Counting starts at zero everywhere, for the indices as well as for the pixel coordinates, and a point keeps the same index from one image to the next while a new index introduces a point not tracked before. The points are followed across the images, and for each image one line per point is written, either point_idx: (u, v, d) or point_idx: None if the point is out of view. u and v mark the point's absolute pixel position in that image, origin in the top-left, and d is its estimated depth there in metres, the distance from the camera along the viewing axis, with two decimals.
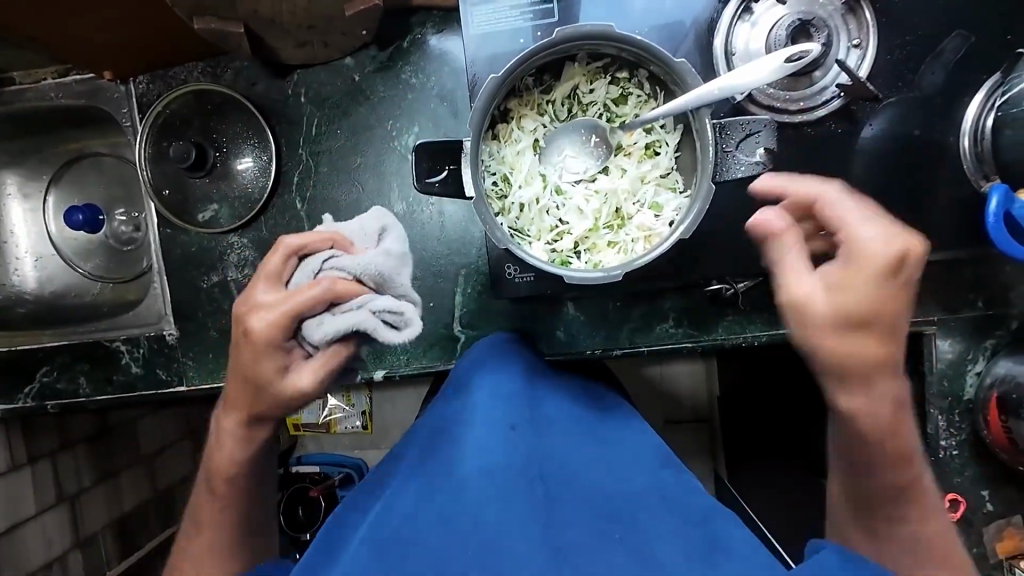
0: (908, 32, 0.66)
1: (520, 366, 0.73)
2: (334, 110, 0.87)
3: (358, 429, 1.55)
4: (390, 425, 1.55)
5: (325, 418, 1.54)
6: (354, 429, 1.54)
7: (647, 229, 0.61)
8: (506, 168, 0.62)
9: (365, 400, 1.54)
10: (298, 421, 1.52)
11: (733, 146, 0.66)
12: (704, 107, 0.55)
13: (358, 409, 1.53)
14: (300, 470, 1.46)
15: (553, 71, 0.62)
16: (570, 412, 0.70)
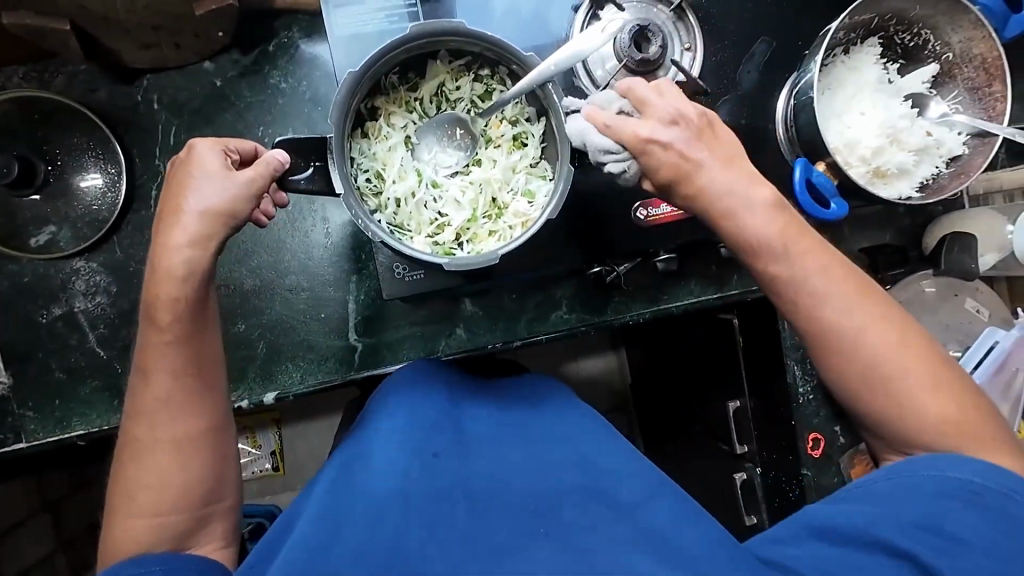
0: (726, 39, 0.78)
1: (449, 378, 0.74)
2: (194, 116, 0.80)
3: (268, 472, 1.42)
4: (302, 461, 1.43)
5: None
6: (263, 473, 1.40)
7: (522, 215, 0.64)
8: (378, 164, 0.62)
9: (273, 439, 1.41)
10: None
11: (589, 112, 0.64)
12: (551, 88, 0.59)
13: (266, 451, 1.40)
14: None
15: (417, 69, 0.64)
16: (501, 410, 0.71)
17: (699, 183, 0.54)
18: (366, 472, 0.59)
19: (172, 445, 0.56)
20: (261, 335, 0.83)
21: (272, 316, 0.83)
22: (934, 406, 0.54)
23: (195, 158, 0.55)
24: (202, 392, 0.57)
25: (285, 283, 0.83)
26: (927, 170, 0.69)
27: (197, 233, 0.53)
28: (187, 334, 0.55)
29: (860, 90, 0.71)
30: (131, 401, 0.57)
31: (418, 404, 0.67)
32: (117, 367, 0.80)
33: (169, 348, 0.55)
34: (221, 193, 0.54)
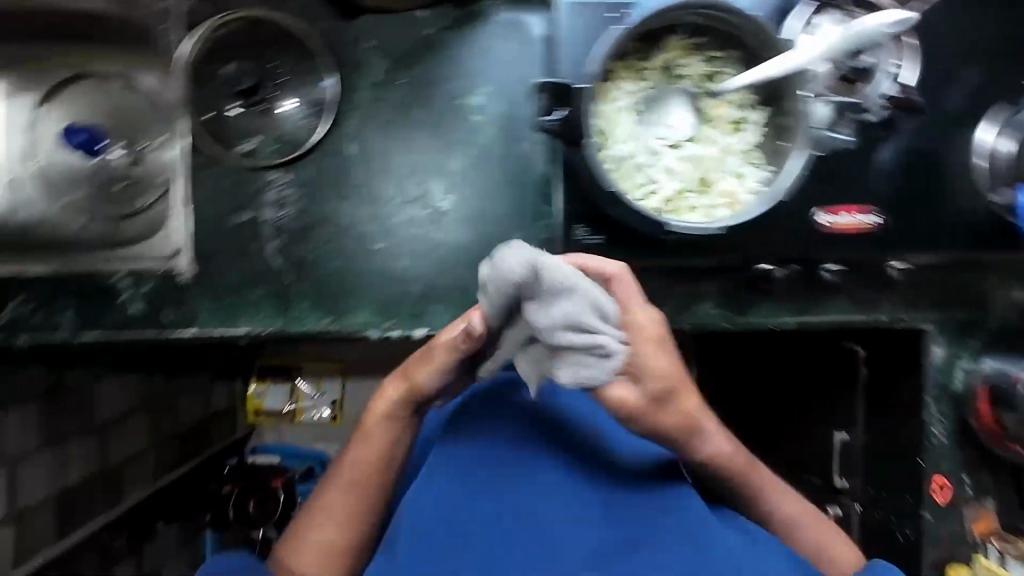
0: (936, 61, 0.77)
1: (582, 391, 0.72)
2: (400, 59, 0.85)
3: (326, 419, 1.63)
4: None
5: (289, 405, 1.64)
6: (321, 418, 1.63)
7: (730, 196, 0.66)
8: (604, 124, 0.65)
9: (334, 390, 1.63)
10: (259, 407, 1.65)
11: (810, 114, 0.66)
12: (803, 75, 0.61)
13: (326, 398, 1.62)
14: (256, 461, 1.64)
15: (654, 41, 0.66)
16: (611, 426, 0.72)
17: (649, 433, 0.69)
18: (482, 487, 0.64)
19: (347, 531, 0.69)
20: (420, 273, 0.87)
21: (433, 257, 0.87)
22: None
23: (409, 385, 0.70)
24: (366, 504, 0.70)
25: (452, 228, 0.87)
26: None
27: (399, 403, 0.71)
28: (361, 481, 0.71)
29: None
30: (310, 503, 0.72)
31: (517, 429, 0.68)
32: (287, 277, 0.86)
33: (342, 489, 0.70)
34: (597, 365, 0.61)
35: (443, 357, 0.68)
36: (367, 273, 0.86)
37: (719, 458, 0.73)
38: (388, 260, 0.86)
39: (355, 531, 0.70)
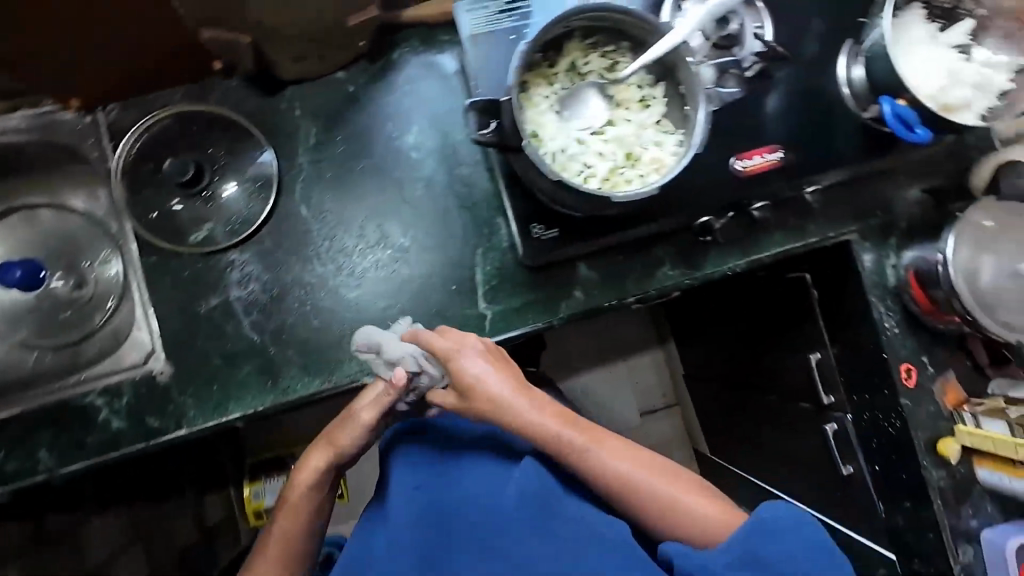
0: (787, 18, 0.91)
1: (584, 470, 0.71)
2: (331, 120, 0.90)
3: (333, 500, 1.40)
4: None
5: None
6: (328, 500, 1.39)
7: (655, 163, 0.74)
8: (532, 127, 0.72)
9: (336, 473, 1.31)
10: (259, 508, 1.30)
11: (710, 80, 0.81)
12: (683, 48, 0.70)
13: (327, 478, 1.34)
14: None
15: (554, 50, 0.75)
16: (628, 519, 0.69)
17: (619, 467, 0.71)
18: (446, 497, 0.73)
19: (298, 542, 0.78)
20: (400, 310, 0.89)
21: (409, 293, 0.90)
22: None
23: (374, 405, 0.78)
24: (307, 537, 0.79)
25: (418, 261, 0.90)
26: (987, 102, 0.81)
27: (350, 440, 0.78)
28: (317, 491, 0.79)
29: (916, 42, 0.83)
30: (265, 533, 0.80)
31: (476, 467, 0.76)
32: (270, 349, 0.86)
33: (309, 495, 0.78)
34: (546, 422, 0.72)
35: (363, 417, 0.78)
36: (349, 324, 0.88)
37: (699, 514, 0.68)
38: (365, 306, 0.88)
39: (301, 554, 0.79)
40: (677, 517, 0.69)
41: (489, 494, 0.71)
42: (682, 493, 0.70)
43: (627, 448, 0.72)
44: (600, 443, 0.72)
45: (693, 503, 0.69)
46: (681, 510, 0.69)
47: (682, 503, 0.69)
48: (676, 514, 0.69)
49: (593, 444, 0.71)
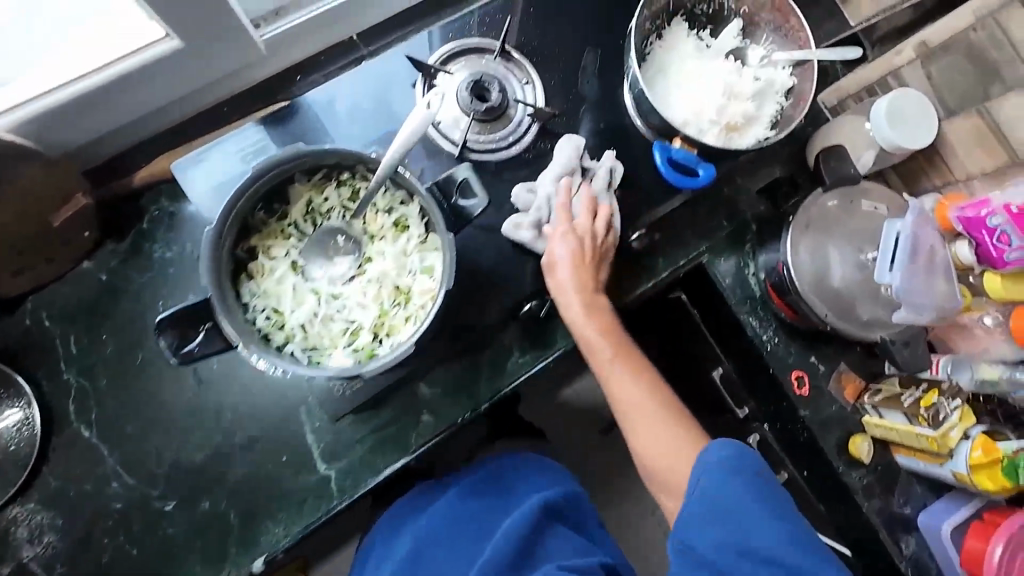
0: (556, 62, 0.83)
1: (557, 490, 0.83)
2: (88, 319, 0.78)
3: None
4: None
5: None
6: None
7: (428, 293, 0.65)
8: (272, 300, 0.62)
9: None
10: None
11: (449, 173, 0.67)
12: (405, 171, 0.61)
13: None
14: None
15: (280, 198, 0.65)
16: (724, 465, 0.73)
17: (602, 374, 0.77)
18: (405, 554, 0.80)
19: None
20: (230, 502, 0.79)
21: (235, 480, 0.79)
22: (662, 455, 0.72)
23: None
24: None
25: (236, 441, 0.80)
26: (772, 109, 0.75)
27: None
28: None
29: (687, 62, 0.76)
30: None
31: (462, 501, 0.84)
32: None
33: None
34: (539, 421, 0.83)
35: None
36: (173, 540, 0.77)
37: (559, 262, 0.75)
38: (188, 514, 0.77)
39: None
40: (635, 426, 0.75)
41: (462, 529, 0.81)
42: (626, 395, 0.76)
43: (602, 331, 0.75)
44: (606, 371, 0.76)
45: (636, 401, 0.75)
46: (631, 404, 0.75)
47: (630, 401, 0.75)
48: (624, 399, 0.76)
49: (616, 359, 0.76)
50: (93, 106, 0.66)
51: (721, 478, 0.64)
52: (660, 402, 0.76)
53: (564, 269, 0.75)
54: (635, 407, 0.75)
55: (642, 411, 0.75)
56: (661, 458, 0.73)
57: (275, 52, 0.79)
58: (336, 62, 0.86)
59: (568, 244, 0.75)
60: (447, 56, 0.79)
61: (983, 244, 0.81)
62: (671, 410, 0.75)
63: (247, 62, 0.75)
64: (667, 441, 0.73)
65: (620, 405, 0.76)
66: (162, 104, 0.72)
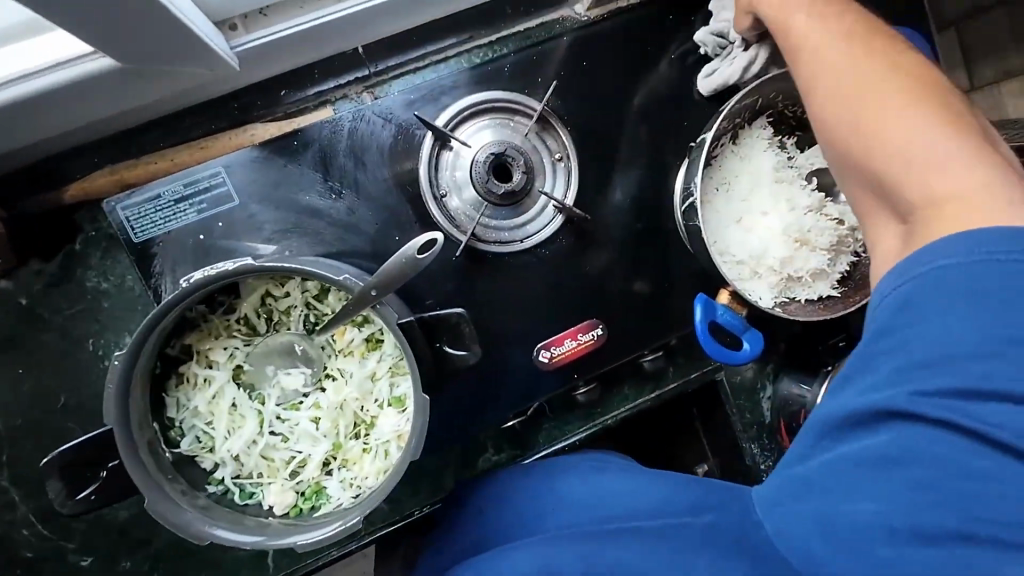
0: (598, 134, 0.67)
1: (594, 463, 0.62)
2: (5, 348, 0.67)
3: None
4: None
5: None
6: None
7: (394, 428, 0.54)
8: (205, 417, 0.51)
9: None
10: None
11: (468, 241, 0.64)
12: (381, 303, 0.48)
13: None
14: None
15: (229, 288, 0.53)
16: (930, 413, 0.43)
17: (843, 94, 0.52)
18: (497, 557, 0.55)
19: None
20: (155, 565, 0.72)
21: (162, 544, 0.72)
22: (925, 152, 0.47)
23: None
24: None
25: None
26: (845, 262, 0.61)
27: None
28: None
29: (756, 184, 0.61)
30: None
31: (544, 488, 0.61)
32: None
33: None
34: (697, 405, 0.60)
35: None
36: None
37: None
38: (105, 573, 0.71)
39: None
40: (909, 167, 0.48)
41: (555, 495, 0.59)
42: (891, 117, 0.49)
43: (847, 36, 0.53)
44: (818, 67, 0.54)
45: (862, 93, 0.51)
46: (861, 89, 0.51)
47: (861, 104, 0.51)
48: (884, 109, 0.50)
49: (836, 70, 0.53)
50: (6, 121, 0.52)
51: (968, 240, 0.43)
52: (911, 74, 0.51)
53: None
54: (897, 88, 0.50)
55: (891, 108, 0.50)
56: (918, 176, 0.48)
57: (252, 65, 0.63)
58: (333, 81, 0.70)
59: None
60: (469, 112, 0.64)
61: None
62: (932, 100, 0.49)
63: (214, 77, 0.61)
64: (903, 121, 0.49)
65: (829, 108, 0.53)
66: (107, 115, 0.60)
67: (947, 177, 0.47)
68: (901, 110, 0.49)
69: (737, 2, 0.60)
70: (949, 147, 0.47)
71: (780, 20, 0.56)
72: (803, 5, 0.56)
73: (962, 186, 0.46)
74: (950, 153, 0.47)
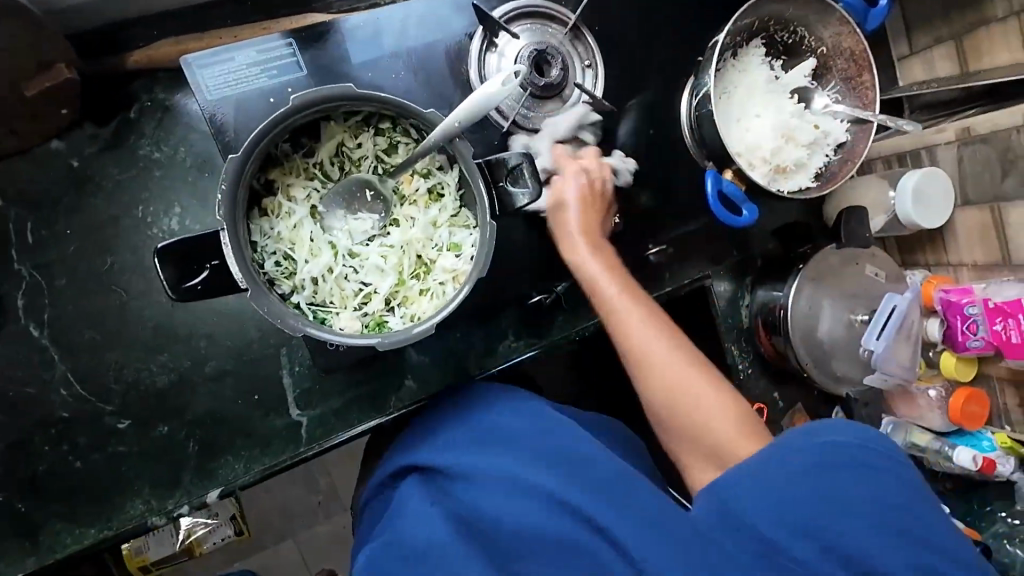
0: (622, 49, 0.78)
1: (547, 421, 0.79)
2: (53, 208, 0.69)
3: (230, 538, 1.36)
4: (273, 514, 1.42)
5: (182, 544, 1.30)
6: (225, 540, 1.35)
7: (451, 270, 0.62)
8: (285, 245, 0.57)
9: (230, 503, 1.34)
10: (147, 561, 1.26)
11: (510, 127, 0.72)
12: (456, 140, 0.55)
13: (224, 517, 1.33)
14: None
15: (310, 133, 0.58)
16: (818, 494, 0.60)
17: (638, 336, 0.72)
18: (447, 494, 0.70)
19: None
20: (190, 431, 0.75)
21: (197, 411, 0.75)
22: (718, 412, 0.70)
23: None
24: None
25: (205, 372, 0.75)
26: (819, 160, 0.75)
27: None
28: None
29: (753, 92, 0.74)
30: None
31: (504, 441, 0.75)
32: (21, 506, 0.70)
33: None
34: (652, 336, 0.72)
35: None
36: (122, 460, 0.73)
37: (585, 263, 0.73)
38: (141, 436, 0.73)
39: None
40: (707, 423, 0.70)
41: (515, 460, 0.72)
42: (690, 388, 0.71)
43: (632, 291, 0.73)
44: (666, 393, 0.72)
45: (651, 343, 0.72)
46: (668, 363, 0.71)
47: (651, 355, 0.72)
48: (663, 380, 0.71)
49: (659, 383, 0.72)
50: None
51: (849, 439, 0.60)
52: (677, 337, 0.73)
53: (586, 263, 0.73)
54: (680, 360, 0.72)
55: (672, 360, 0.72)
56: (717, 424, 0.69)
57: None
58: None
59: (581, 201, 0.73)
60: (512, 15, 0.73)
61: (953, 328, 0.90)
62: (682, 351, 0.73)
63: None
64: (692, 398, 0.71)
65: (643, 351, 0.72)
66: None
67: (726, 437, 0.69)
68: (696, 384, 0.71)
69: (569, 186, 0.72)
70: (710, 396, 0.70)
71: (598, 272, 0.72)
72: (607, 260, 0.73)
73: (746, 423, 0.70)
74: (735, 443, 0.69)
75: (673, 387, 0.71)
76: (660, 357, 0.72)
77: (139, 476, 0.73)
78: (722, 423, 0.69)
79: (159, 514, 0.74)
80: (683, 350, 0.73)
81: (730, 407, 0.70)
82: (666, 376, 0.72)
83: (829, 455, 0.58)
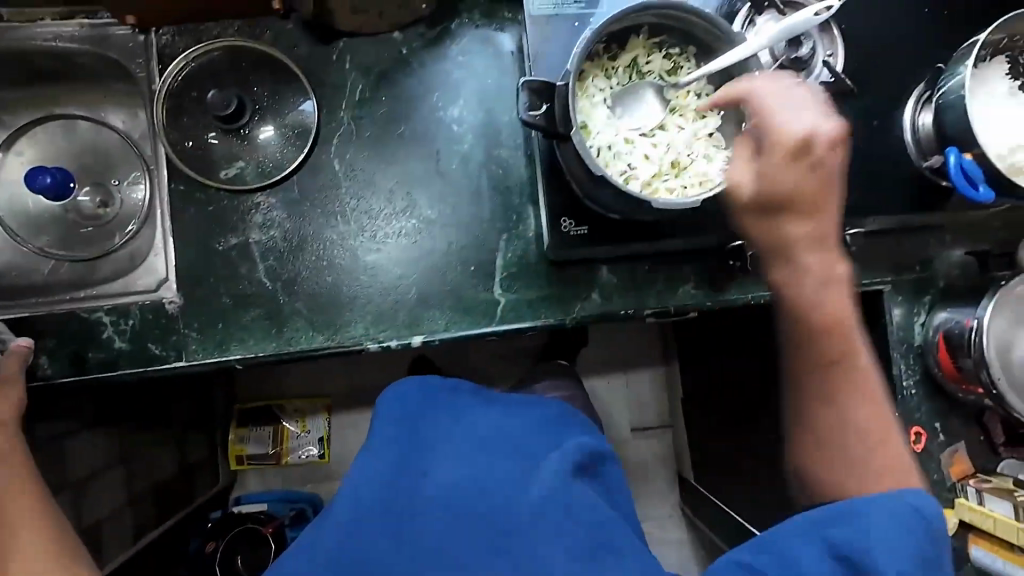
0: (859, 51, 0.88)
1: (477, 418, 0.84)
2: (380, 78, 0.89)
3: (314, 457, 1.87)
4: None
5: (275, 450, 1.84)
6: (311, 456, 1.85)
7: (701, 176, 0.71)
8: (582, 117, 0.69)
9: (322, 427, 1.88)
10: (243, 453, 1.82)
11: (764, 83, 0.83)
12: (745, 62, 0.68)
13: (314, 435, 1.87)
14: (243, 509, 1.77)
15: (618, 42, 0.72)
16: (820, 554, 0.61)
17: (800, 260, 0.71)
18: (419, 506, 0.66)
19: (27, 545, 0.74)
20: (414, 280, 0.88)
21: (426, 267, 0.89)
22: (875, 422, 0.72)
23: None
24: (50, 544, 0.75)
25: (441, 236, 0.89)
26: None
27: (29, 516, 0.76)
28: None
29: (994, 99, 0.79)
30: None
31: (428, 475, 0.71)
32: (281, 298, 0.85)
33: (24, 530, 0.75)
34: (844, 307, 0.72)
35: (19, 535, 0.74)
36: (361, 287, 0.87)
37: (741, 177, 0.68)
38: (380, 272, 0.87)
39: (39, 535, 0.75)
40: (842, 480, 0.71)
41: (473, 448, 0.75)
42: (848, 395, 0.72)
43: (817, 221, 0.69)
44: (829, 372, 0.73)
45: (842, 345, 0.72)
46: (851, 346, 0.72)
47: (856, 344, 0.73)
48: (871, 407, 0.72)
49: (840, 394, 0.73)
50: None
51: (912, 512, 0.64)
52: (851, 338, 0.72)
53: (745, 180, 0.68)
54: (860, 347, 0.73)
55: (840, 378, 0.73)
56: (874, 433, 0.71)
57: None
58: None
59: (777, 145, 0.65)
60: None
61: None
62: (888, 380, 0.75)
63: None
64: (866, 409, 0.72)
65: (806, 308, 0.72)
66: None
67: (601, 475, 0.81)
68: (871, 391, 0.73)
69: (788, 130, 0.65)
70: (878, 421, 0.72)
71: (785, 187, 0.66)
72: (805, 238, 0.70)
73: (882, 435, 0.71)
74: (874, 423, 0.72)
75: (848, 349, 0.72)
76: (800, 351, 0.74)
77: (367, 305, 0.87)
78: (866, 410, 0.72)
79: (373, 340, 0.86)
80: (845, 334, 0.72)
81: (870, 409, 0.72)
82: (836, 391, 0.73)
83: (895, 520, 0.62)
